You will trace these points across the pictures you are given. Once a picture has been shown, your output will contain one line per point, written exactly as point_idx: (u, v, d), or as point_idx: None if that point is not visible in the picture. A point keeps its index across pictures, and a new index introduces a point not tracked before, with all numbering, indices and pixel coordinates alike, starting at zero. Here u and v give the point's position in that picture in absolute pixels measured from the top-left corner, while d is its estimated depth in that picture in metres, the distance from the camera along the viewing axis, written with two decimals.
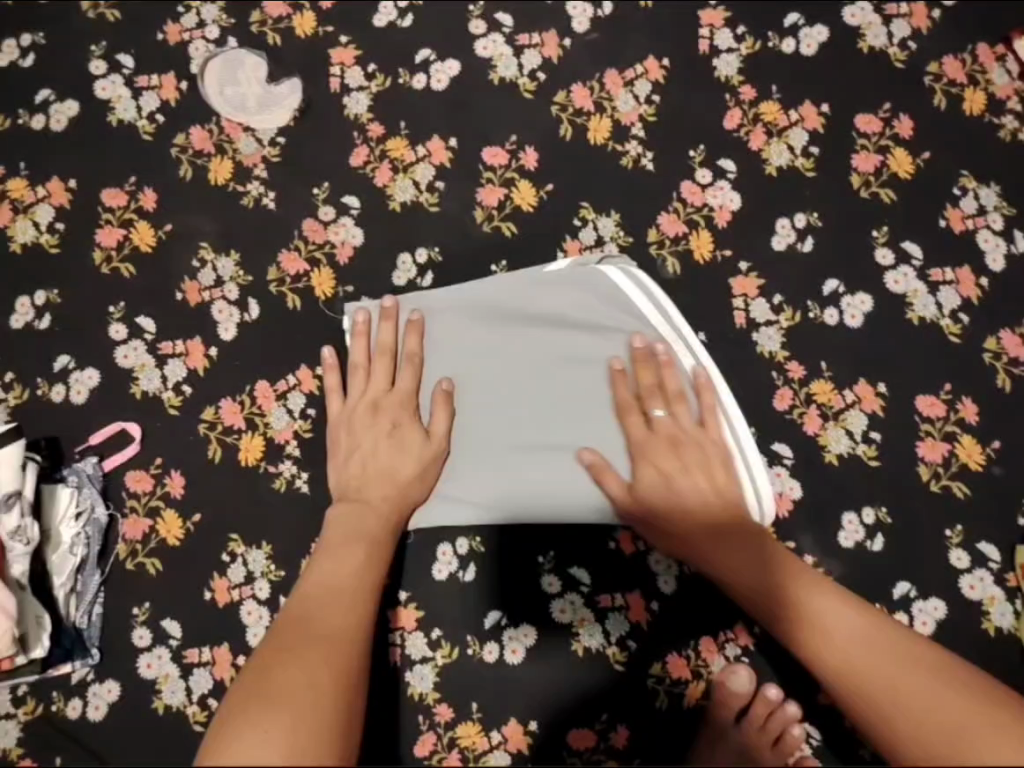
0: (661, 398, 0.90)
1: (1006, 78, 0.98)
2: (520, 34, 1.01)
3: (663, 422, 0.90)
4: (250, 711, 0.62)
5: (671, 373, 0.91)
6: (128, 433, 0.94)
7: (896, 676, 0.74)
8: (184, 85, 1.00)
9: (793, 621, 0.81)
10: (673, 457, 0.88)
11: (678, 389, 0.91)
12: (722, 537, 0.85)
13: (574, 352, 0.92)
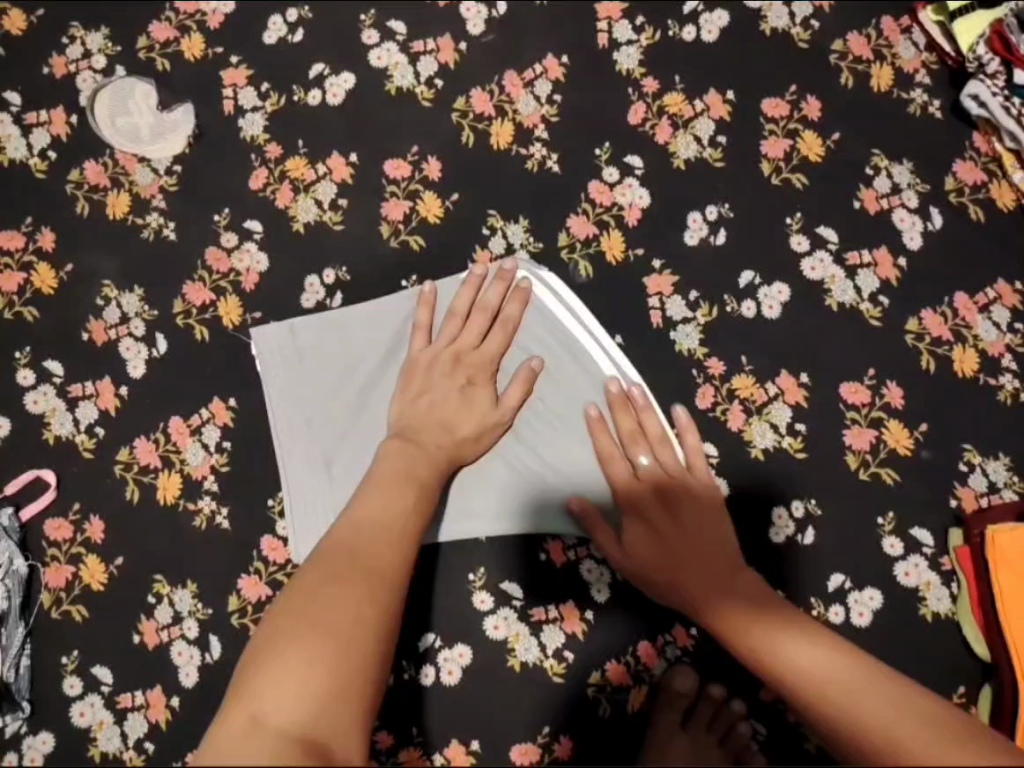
0: (643, 443, 0.89)
1: (913, 50, 0.97)
2: (414, 42, 0.99)
3: (649, 469, 0.88)
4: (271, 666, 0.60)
5: (648, 416, 0.89)
6: (43, 480, 0.92)
7: (871, 696, 0.71)
8: (73, 119, 0.98)
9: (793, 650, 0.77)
10: (663, 508, 0.87)
11: (657, 432, 0.89)
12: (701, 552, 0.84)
13: None
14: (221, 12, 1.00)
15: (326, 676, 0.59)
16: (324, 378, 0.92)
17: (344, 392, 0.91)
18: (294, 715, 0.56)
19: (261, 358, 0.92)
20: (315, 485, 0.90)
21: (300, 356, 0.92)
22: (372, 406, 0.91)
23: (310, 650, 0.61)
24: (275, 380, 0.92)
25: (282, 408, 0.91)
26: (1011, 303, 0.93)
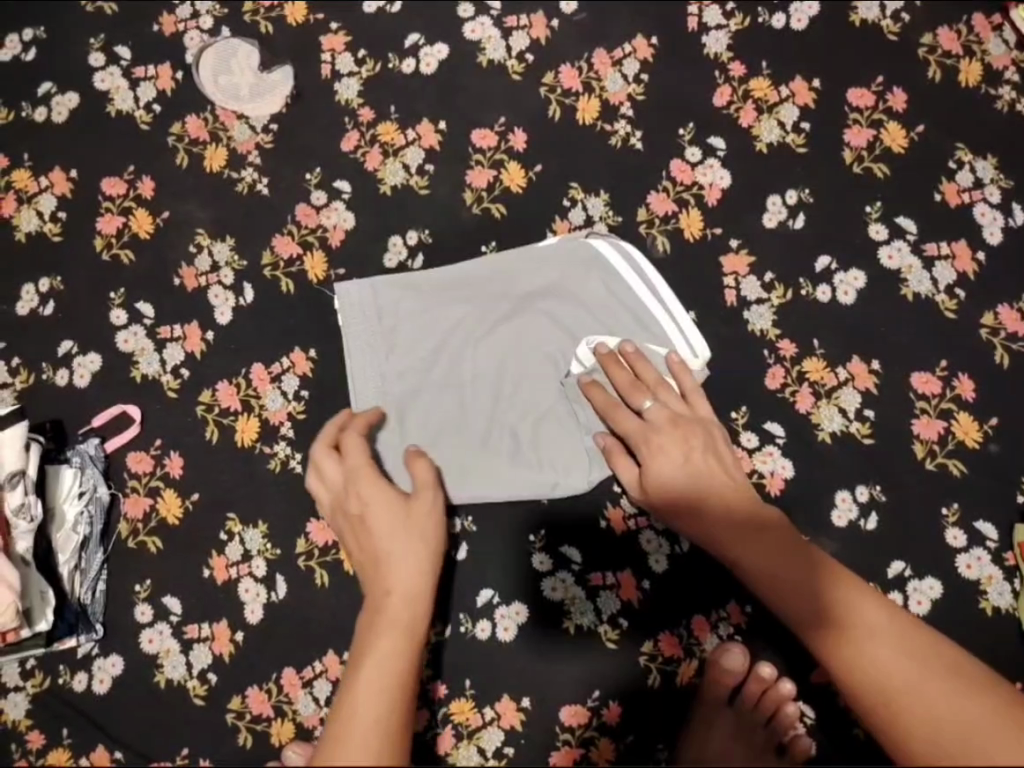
0: (643, 390, 0.89)
1: (1003, 48, 0.98)
2: (508, 17, 1.02)
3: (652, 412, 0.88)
4: None
5: (646, 364, 0.90)
6: (128, 415, 0.96)
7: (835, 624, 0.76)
8: (179, 75, 1.03)
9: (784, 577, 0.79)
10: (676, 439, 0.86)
11: (653, 377, 0.89)
12: (741, 529, 0.82)
13: (560, 326, 0.93)
14: None
15: None
16: (399, 336, 0.94)
17: (418, 351, 0.93)
18: None
19: (341, 311, 0.95)
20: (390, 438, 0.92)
21: (379, 314, 0.94)
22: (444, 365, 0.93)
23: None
24: (355, 335, 0.94)
25: (359, 361, 0.94)
26: None
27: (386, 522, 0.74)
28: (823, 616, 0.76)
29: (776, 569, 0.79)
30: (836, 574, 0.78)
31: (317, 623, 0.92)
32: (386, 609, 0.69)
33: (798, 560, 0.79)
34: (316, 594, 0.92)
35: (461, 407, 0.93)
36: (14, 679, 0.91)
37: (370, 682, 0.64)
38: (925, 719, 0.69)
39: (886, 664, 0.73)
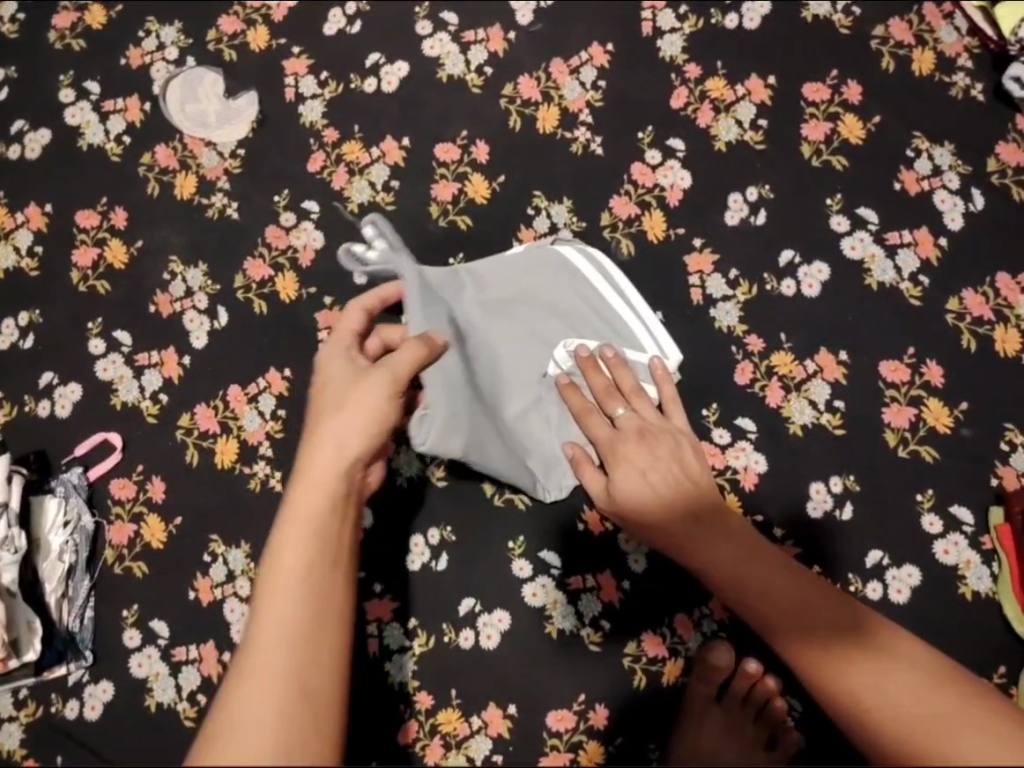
0: (620, 397, 0.89)
1: (955, 35, 0.98)
2: (465, 32, 1.03)
3: (626, 419, 0.87)
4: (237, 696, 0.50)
5: (622, 372, 0.90)
6: (109, 443, 0.98)
7: (814, 634, 0.76)
8: (147, 106, 1.04)
9: (766, 589, 0.79)
10: (644, 450, 0.85)
11: (631, 385, 0.89)
12: (718, 538, 0.82)
13: (537, 332, 0.92)
14: (285, 6, 1.06)
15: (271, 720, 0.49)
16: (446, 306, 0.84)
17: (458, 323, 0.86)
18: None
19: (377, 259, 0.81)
20: None
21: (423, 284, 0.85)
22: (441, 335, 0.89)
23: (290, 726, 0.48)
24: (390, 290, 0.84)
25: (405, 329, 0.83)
26: None
27: (330, 402, 0.69)
28: (797, 623, 0.77)
29: (745, 576, 0.80)
30: (802, 580, 0.79)
31: None
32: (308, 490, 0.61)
33: (768, 567, 0.80)
34: None
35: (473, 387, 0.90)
36: (7, 709, 0.92)
37: (294, 574, 0.56)
38: (902, 712, 0.68)
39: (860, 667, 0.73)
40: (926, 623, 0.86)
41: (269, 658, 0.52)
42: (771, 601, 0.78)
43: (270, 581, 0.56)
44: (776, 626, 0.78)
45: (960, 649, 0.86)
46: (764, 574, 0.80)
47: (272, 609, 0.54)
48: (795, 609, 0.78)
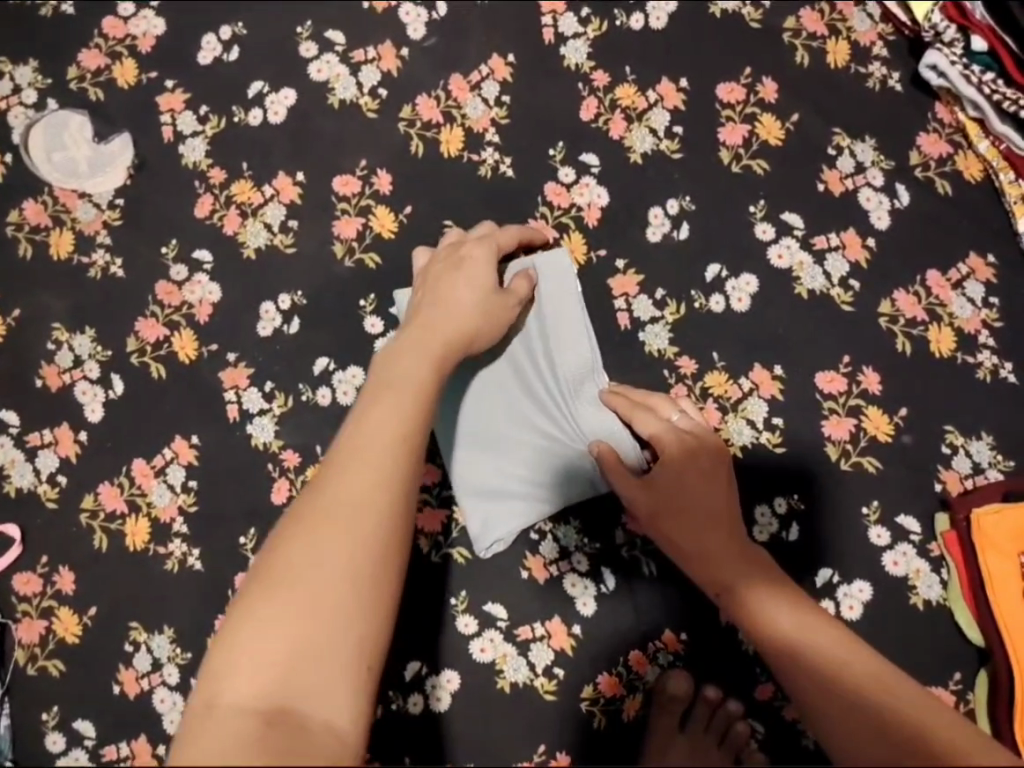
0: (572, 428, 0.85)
1: (868, 23, 0.94)
2: (354, 52, 0.96)
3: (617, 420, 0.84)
4: (278, 577, 0.52)
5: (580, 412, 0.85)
6: (6, 535, 0.90)
7: (761, 595, 0.76)
8: (8, 158, 0.95)
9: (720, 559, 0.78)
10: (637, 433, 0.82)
11: (589, 421, 0.84)
12: (716, 529, 0.79)
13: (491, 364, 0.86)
14: (151, 34, 0.96)
15: (283, 639, 0.50)
16: (578, 334, 0.84)
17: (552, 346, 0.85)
18: (247, 688, 0.48)
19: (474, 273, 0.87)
20: None
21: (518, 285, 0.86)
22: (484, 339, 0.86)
23: (341, 597, 0.52)
24: None
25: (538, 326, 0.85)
26: (984, 277, 0.90)
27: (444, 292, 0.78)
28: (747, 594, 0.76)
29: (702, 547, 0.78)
30: (752, 557, 0.78)
31: None
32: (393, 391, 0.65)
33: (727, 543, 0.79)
34: None
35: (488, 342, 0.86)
36: None
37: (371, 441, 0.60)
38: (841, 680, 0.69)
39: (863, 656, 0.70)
40: (880, 638, 0.85)
41: (328, 523, 0.55)
42: (728, 575, 0.77)
43: (375, 512, 0.56)
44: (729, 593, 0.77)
45: (916, 661, 0.84)
46: (721, 547, 0.78)
47: (325, 506, 0.56)
48: (752, 584, 0.76)
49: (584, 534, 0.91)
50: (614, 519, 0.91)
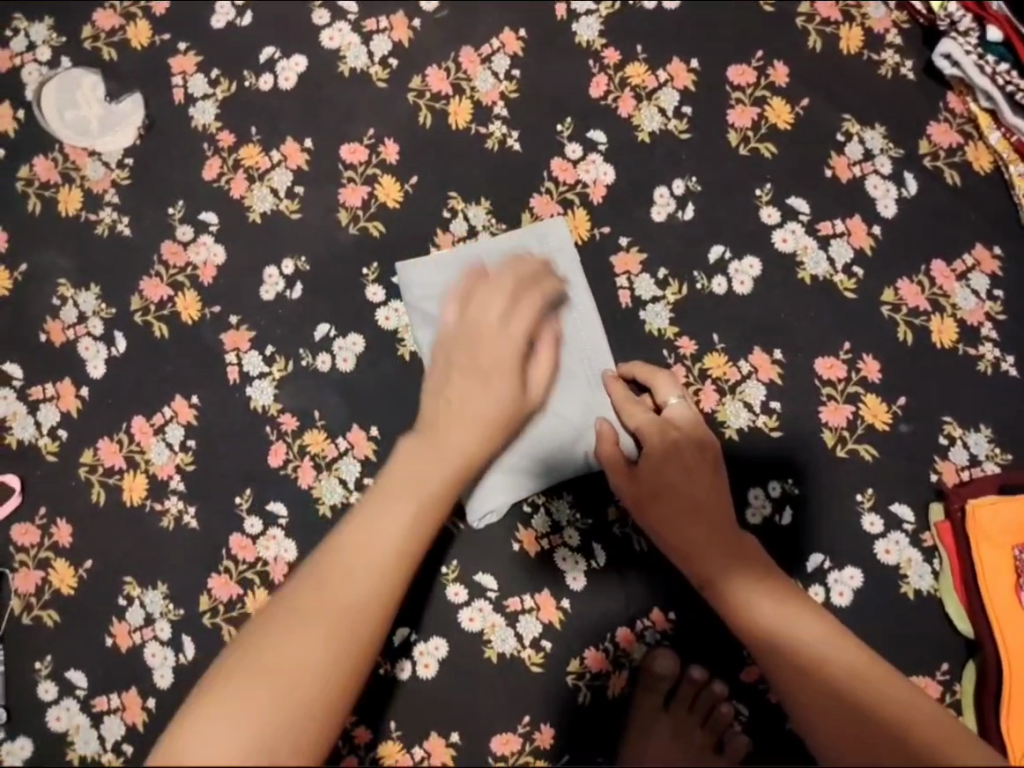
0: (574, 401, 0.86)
1: (882, 9, 0.94)
2: (366, 21, 0.96)
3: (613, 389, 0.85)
4: (262, 640, 0.59)
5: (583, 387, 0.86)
6: (6, 485, 0.91)
7: (751, 592, 0.75)
8: (20, 114, 0.95)
9: (710, 551, 0.78)
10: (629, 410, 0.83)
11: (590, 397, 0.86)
12: (699, 516, 0.79)
13: None
14: None
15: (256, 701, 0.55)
16: (584, 317, 0.87)
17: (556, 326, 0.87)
18: (226, 739, 0.53)
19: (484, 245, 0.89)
20: (291, 478, 0.90)
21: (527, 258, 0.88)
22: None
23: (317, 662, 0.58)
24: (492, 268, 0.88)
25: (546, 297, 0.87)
26: (990, 269, 0.90)
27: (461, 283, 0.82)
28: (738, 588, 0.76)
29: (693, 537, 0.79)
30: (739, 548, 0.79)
31: None
32: (447, 460, 0.70)
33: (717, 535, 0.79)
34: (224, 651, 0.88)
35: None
36: None
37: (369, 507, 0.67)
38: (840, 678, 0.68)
39: (848, 653, 0.70)
40: (868, 625, 0.85)
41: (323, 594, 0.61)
42: (716, 568, 0.77)
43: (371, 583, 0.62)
44: (720, 586, 0.77)
45: (903, 649, 0.84)
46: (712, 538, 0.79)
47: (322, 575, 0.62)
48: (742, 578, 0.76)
49: (577, 509, 0.91)
50: (607, 495, 0.91)
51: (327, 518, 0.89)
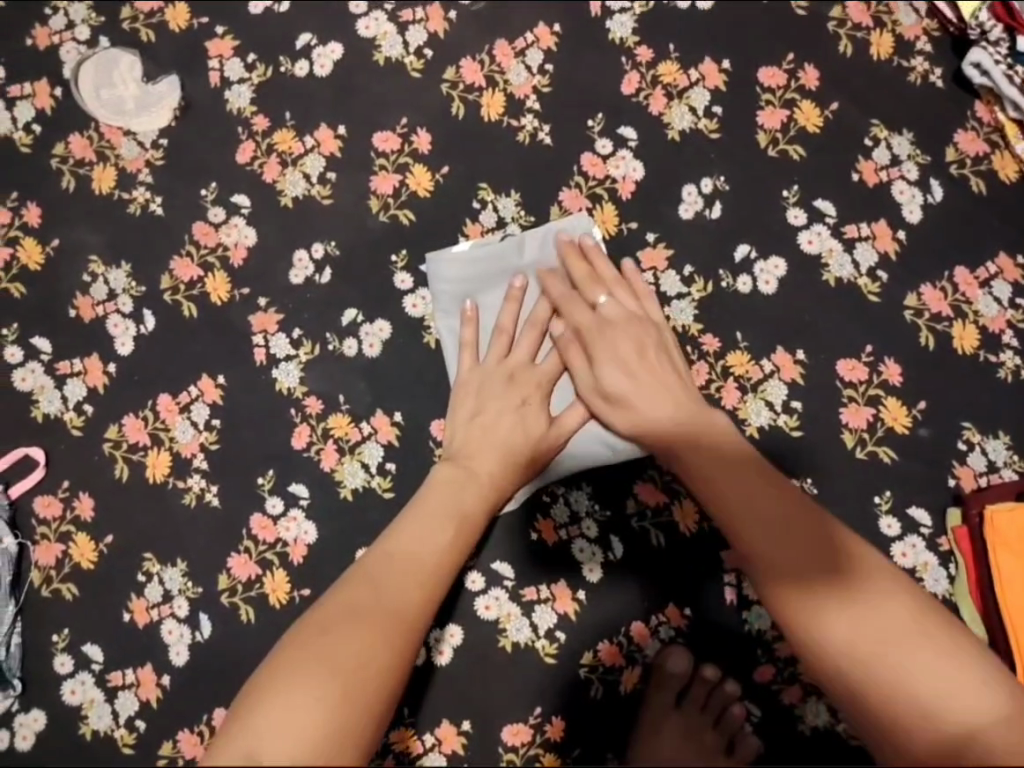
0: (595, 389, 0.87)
1: (914, 17, 0.95)
2: (403, 11, 0.97)
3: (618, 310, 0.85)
4: (308, 651, 0.59)
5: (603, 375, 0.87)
6: (31, 458, 0.92)
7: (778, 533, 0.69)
8: (58, 92, 0.96)
9: (731, 493, 0.73)
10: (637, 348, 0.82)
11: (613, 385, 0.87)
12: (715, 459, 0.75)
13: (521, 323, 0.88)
14: None
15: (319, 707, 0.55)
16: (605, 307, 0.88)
17: None
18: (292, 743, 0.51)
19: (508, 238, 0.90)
20: (313, 461, 0.91)
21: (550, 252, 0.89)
22: (513, 315, 0.87)
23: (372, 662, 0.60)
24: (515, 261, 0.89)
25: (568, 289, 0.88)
26: (1012, 278, 0.90)
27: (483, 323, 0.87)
28: (763, 528, 0.70)
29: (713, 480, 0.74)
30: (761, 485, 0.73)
31: (244, 660, 0.88)
32: (476, 481, 0.79)
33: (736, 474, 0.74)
34: (242, 631, 0.89)
35: (514, 305, 0.87)
36: None
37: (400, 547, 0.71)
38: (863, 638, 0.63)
39: (840, 627, 0.64)
40: None
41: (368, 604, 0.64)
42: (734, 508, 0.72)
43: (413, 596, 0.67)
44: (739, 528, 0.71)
45: None
46: (730, 477, 0.74)
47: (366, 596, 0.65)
48: (765, 519, 0.70)
49: (596, 501, 0.92)
50: (626, 489, 0.92)
51: (348, 501, 0.90)
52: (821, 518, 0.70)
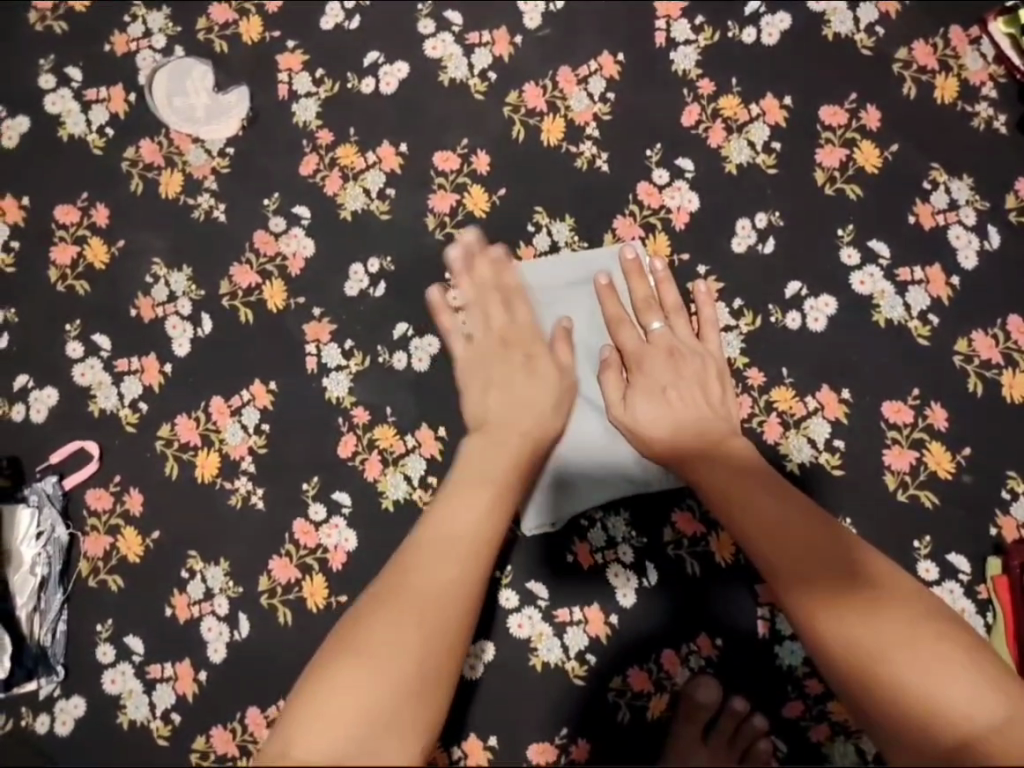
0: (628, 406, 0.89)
1: (980, 63, 0.94)
2: (469, 33, 0.99)
3: (661, 335, 0.88)
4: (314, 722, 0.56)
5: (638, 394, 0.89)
6: (86, 451, 0.94)
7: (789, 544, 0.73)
8: (132, 97, 1.00)
9: (745, 499, 0.77)
10: (672, 368, 0.86)
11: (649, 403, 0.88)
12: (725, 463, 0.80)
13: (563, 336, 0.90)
14: None
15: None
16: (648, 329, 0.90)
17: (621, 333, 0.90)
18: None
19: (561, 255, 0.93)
20: (357, 470, 0.92)
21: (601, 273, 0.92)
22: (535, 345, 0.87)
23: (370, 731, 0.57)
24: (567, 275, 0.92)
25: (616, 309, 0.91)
26: None
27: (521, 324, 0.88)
28: (775, 532, 0.74)
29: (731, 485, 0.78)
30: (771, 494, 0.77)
31: (279, 661, 0.90)
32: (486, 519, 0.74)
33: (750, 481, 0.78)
34: (278, 633, 0.90)
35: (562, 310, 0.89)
36: None
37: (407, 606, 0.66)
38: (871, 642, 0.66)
39: (852, 615, 0.68)
40: None
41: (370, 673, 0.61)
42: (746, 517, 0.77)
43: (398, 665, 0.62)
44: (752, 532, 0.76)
45: None
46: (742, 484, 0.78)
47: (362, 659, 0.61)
48: (777, 527, 0.75)
49: (632, 527, 0.93)
50: (662, 516, 0.93)
51: (389, 512, 0.91)
52: (827, 527, 0.75)
